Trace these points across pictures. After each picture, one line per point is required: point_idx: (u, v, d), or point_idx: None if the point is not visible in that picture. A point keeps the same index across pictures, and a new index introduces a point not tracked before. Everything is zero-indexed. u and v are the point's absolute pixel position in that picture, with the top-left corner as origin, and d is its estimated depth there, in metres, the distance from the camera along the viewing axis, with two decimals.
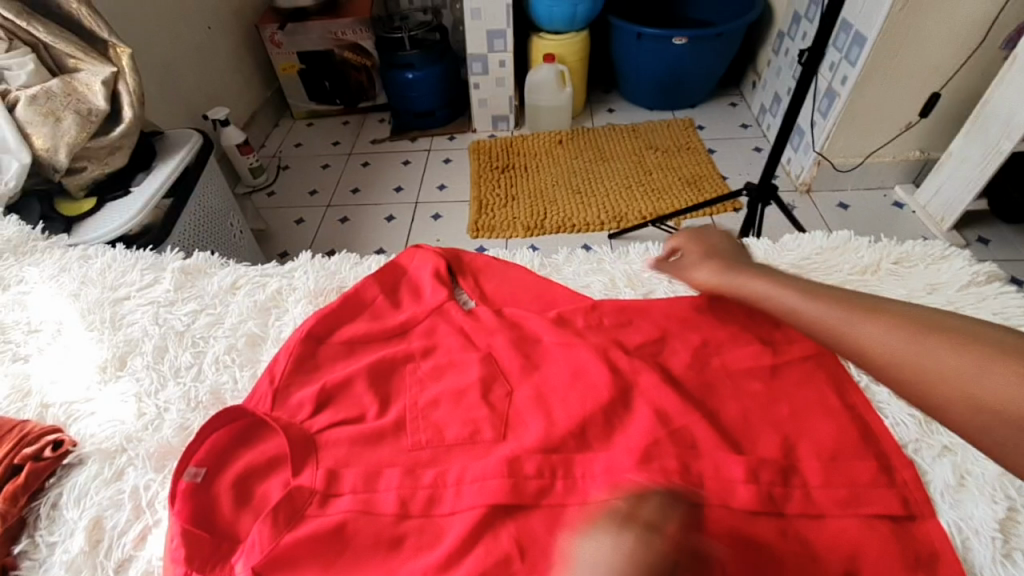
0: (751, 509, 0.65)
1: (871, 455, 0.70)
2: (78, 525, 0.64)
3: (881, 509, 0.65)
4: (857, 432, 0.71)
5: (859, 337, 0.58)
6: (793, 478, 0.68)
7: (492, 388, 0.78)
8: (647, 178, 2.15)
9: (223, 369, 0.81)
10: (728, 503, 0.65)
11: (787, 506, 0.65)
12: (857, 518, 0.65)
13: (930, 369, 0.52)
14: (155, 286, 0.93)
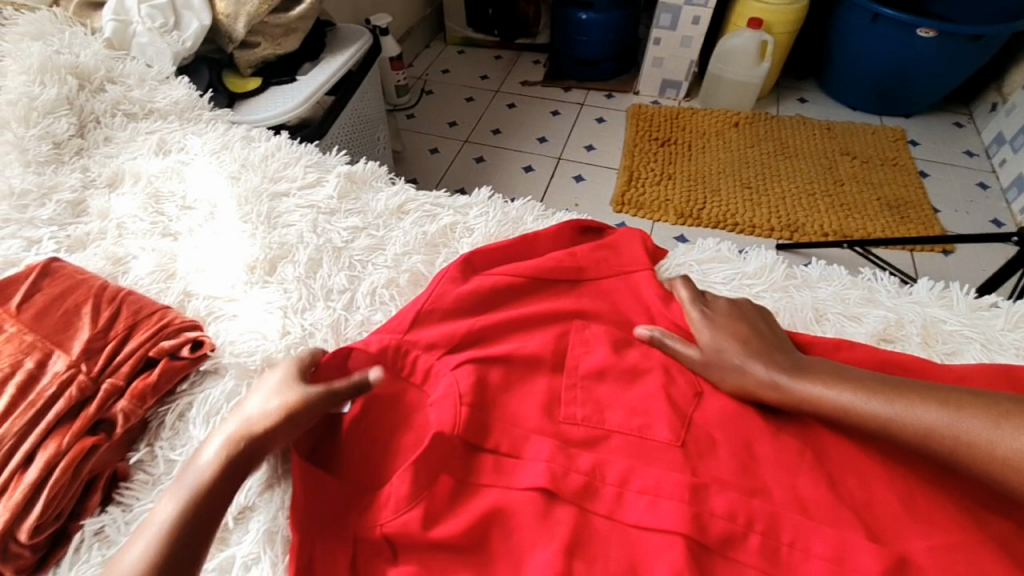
0: None
1: None
2: (201, 451, 0.54)
3: None
4: None
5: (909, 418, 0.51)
6: None
7: (695, 415, 0.59)
8: (836, 190, 1.77)
9: (378, 305, 0.67)
10: None
11: None
12: None
13: (975, 445, 0.48)
14: (317, 188, 0.81)
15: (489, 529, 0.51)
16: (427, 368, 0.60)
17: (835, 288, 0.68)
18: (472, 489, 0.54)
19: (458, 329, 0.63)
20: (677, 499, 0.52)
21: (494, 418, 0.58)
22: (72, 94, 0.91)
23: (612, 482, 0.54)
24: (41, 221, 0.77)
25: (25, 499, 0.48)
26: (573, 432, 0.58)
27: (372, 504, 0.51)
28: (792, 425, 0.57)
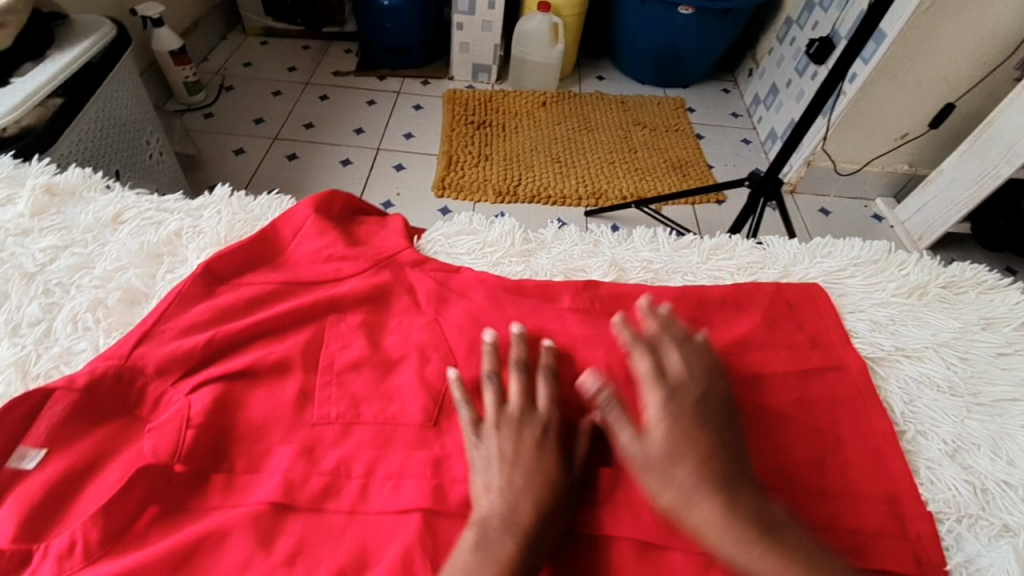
0: None
1: (880, 505, 0.50)
2: None
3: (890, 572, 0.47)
4: (874, 470, 0.52)
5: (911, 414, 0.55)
6: None
7: (432, 378, 0.59)
8: (631, 156, 1.96)
9: (82, 334, 0.59)
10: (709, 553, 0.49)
11: None
12: None
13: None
14: (7, 206, 0.69)
15: (214, 554, 0.46)
16: (159, 396, 0.54)
17: (562, 249, 0.71)
18: (183, 507, 0.48)
19: (193, 344, 0.56)
20: (419, 475, 0.52)
21: (228, 433, 0.52)
22: None
23: (357, 474, 0.52)
24: None
25: None
26: (318, 428, 0.55)
27: (57, 557, 0.44)
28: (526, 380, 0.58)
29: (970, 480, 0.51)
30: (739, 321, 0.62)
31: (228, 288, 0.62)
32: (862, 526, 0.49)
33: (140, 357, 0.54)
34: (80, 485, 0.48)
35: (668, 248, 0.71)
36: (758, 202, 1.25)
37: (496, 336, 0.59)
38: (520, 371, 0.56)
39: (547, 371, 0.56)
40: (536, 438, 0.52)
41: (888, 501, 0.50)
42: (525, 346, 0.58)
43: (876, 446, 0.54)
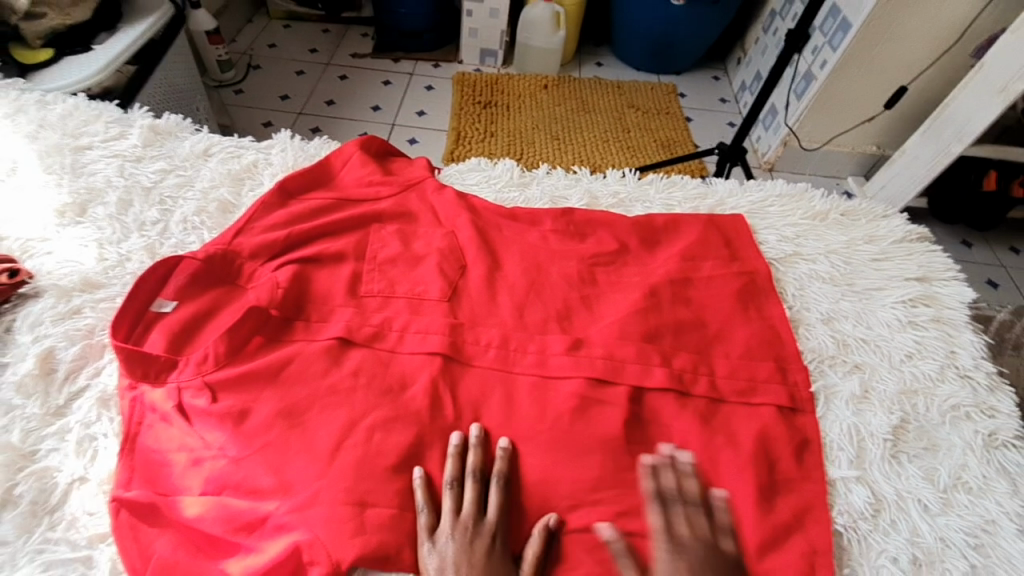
0: (661, 388, 0.68)
1: (771, 357, 0.70)
2: (30, 351, 0.63)
3: (772, 399, 0.67)
4: (770, 338, 0.72)
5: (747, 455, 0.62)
6: (703, 367, 0.70)
7: (447, 269, 0.78)
8: (626, 135, 2.15)
9: (191, 230, 0.80)
10: (643, 383, 0.68)
11: (694, 388, 0.68)
12: (749, 405, 0.67)
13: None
14: (122, 140, 0.89)
15: (302, 368, 0.66)
16: (251, 271, 0.75)
17: (549, 187, 0.90)
18: (275, 340, 0.69)
19: (275, 237, 0.77)
20: (440, 332, 0.71)
21: (306, 296, 0.74)
22: None
23: (396, 328, 0.72)
24: None
25: None
26: (367, 298, 0.75)
27: (196, 364, 0.64)
28: (517, 272, 0.78)
29: (835, 336, 0.73)
30: (684, 237, 0.82)
31: (296, 202, 0.82)
32: (756, 373, 0.69)
33: (238, 244, 0.76)
34: (204, 322, 0.70)
35: (632, 185, 0.91)
36: (725, 167, 1.44)
37: (462, 438, 0.64)
38: (475, 479, 0.60)
39: (498, 479, 0.61)
40: (472, 541, 0.56)
41: (778, 358, 0.71)
42: (482, 454, 0.62)
43: (774, 324, 0.74)
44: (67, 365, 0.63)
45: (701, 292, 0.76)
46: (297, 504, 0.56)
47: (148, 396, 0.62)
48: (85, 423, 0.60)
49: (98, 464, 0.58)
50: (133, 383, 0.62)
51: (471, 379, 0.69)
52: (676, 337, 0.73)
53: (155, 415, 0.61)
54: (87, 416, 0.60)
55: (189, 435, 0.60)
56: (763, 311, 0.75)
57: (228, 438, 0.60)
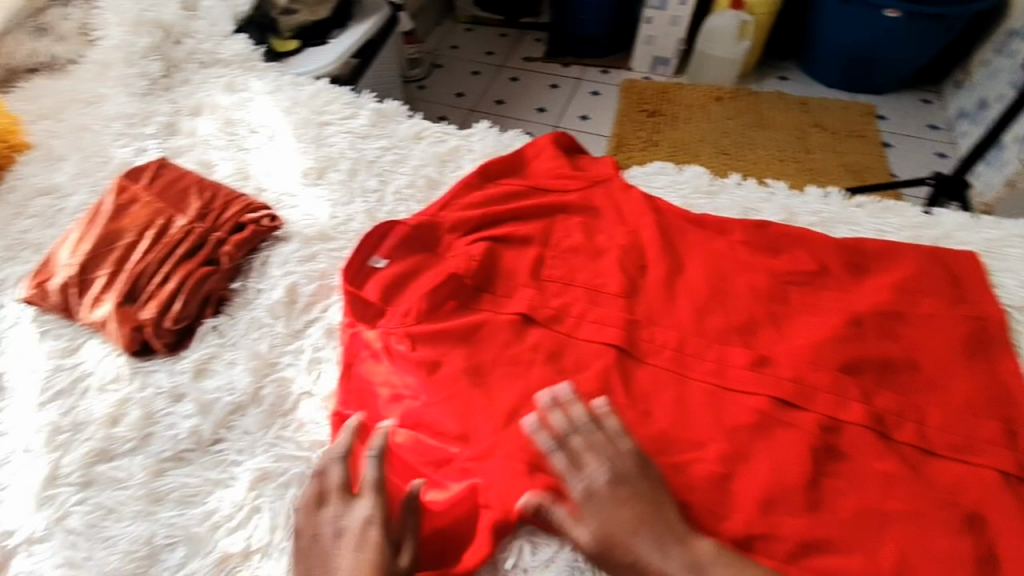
0: (855, 423, 0.63)
1: (996, 416, 0.63)
2: (280, 283, 0.77)
3: (992, 462, 0.60)
4: (994, 392, 0.65)
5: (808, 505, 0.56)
6: (907, 412, 0.64)
7: (627, 265, 0.79)
8: (805, 157, 1.99)
9: (402, 201, 0.91)
10: (835, 415, 0.64)
11: (896, 432, 0.63)
12: (965, 464, 0.60)
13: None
14: (353, 119, 1.04)
15: (487, 335, 0.72)
16: (450, 243, 0.83)
17: (740, 199, 0.86)
18: (467, 306, 0.75)
19: (474, 215, 0.84)
20: (616, 325, 0.72)
21: (494, 271, 0.80)
22: (160, 44, 1.10)
23: (574, 314, 0.74)
24: (147, 136, 0.97)
25: (167, 300, 0.71)
26: (548, 281, 0.79)
27: (401, 315, 0.73)
28: (700, 278, 0.76)
29: None
30: (896, 268, 0.75)
31: (492, 186, 0.89)
32: (975, 431, 0.62)
33: (442, 217, 0.84)
34: (408, 280, 0.78)
35: (838, 206, 0.84)
36: (937, 201, 1.27)
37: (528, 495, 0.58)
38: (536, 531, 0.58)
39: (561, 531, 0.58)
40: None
41: (1004, 418, 0.63)
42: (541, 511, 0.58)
43: (1002, 378, 0.66)
44: (306, 297, 0.76)
45: (913, 329, 0.69)
46: (478, 452, 0.62)
47: (362, 334, 0.71)
48: (316, 349, 0.71)
49: (321, 382, 0.69)
50: (352, 321, 0.73)
51: (644, 376, 0.69)
52: (878, 374, 0.67)
53: (367, 351, 0.70)
54: (317, 341, 0.72)
55: (392, 375, 0.68)
56: (989, 363, 0.67)
57: (422, 383, 0.67)
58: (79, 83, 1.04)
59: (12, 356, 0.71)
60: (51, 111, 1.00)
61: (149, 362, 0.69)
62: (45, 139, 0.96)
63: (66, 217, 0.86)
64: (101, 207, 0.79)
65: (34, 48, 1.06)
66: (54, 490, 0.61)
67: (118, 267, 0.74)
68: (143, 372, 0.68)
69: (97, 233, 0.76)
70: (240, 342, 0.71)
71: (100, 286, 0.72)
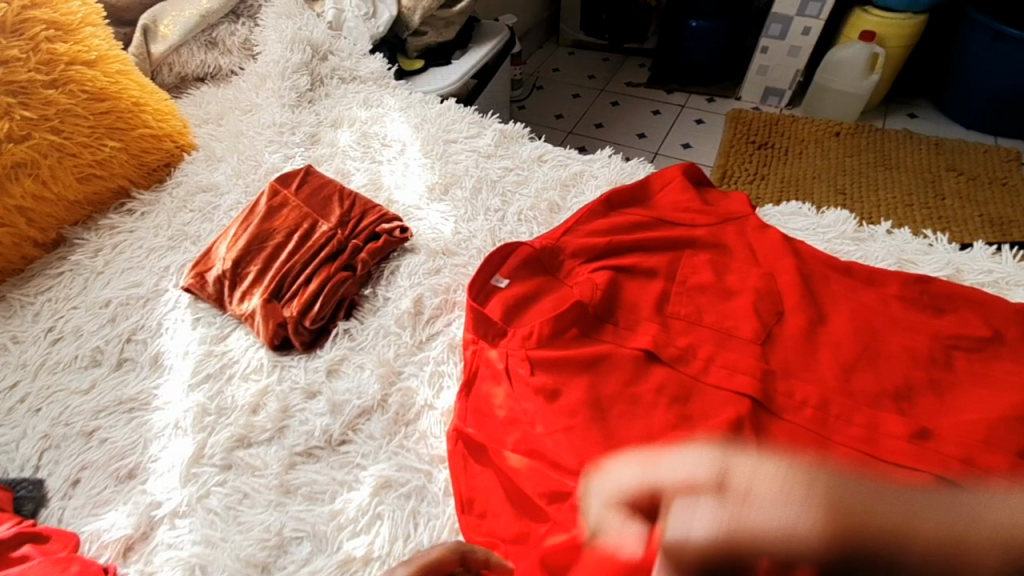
0: None
1: None
2: (407, 294, 0.79)
3: None
4: None
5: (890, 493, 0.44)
6: None
7: (761, 308, 0.74)
8: (936, 204, 1.81)
9: (524, 222, 0.92)
10: None
11: None
12: None
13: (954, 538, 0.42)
14: (478, 138, 1.07)
15: (608, 368, 0.70)
16: (571, 268, 0.82)
17: (895, 244, 0.81)
18: (587, 335, 0.74)
19: (598, 242, 0.83)
20: (749, 374, 0.68)
21: (617, 302, 0.77)
22: (309, 61, 1.18)
23: (702, 356, 0.71)
24: (293, 144, 1.04)
25: (308, 300, 0.75)
26: (674, 319, 0.75)
27: (522, 338, 0.73)
28: (847, 332, 0.70)
29: None
30: None
31: (615, 214, 0.87)
32: None
33: (565, 241, 0.84)
34: (527, 303, 0.78)
35: (1014, 268, 0.76)
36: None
37: None
38: None
39: None
40: None
41: None
42: None
43: None
44: (430, 310, 0.77)
45: None
46: (610, 491, 0.57)
47: (484, 354, 0.72)
48: (438, 364, 0.72)
49: (443, 396, 0.70)
50: (474, 338, 0.73)
51: (780, 433, 0.64)
52: None
53: (488, 371, 0.71)
54: (440, 355, 0.73)
55: (512, 399, 0.68)
56: None
57: (541, 410, 0.66)
58: (239, 93, 1.15)
59: (170, 337, 0.78)
60: (215, 117, 1.11)
61: (287, 357, 0.74)
62: (208, 142, 1.06)
63: (222, 214, 0.94)
64: (257, 206, 0.85)
65: (203, 60, 1.18)
66: (199, 469, 0.65)
67: (268, 265, 0.80)
68: (281, 367, 0.73)
69: (251, 231, 0.82)
70: (370, 348, 0.74)
71: (249, 282, 0.79)
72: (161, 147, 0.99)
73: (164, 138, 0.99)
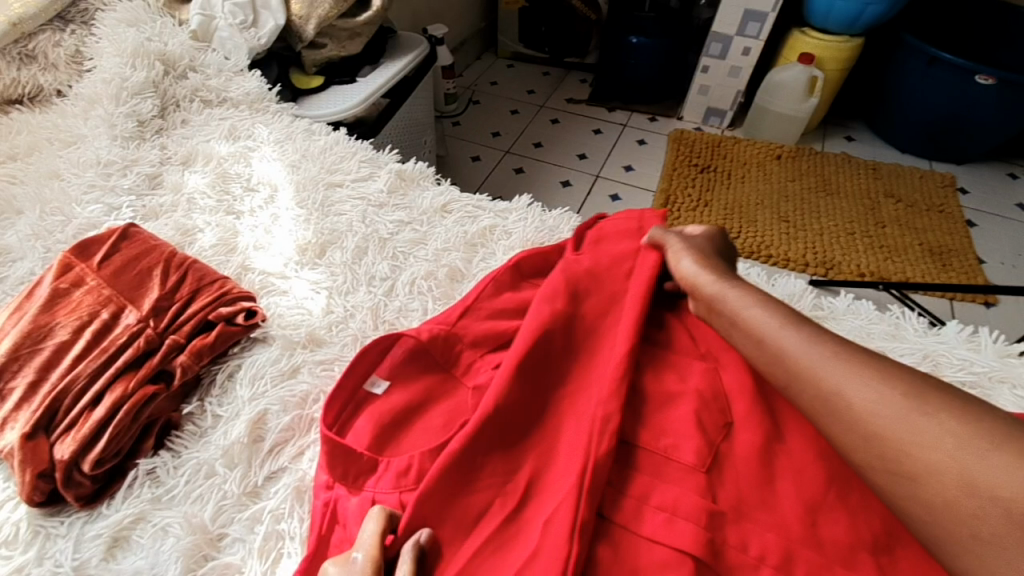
0: None
1: None
2: (244, 412, 0.58)
3: None
4: None
5: (782, 347, 0.50)
6: None
7: (707, 419, 0.58)
8: (876, 232, 1.69)
9: (416, 294, 0.73)
10: None
11: None
12: None
13: (885, 438, 0.41)
14: (369, 181, 0.87)
15: (510, 507, 0.51)
16: (470, 362, 0.63)
17: (860, 322, 0.71)
18: None
19: (505, 329, 0.65)
20: (692, 521, 0.51)
21: (528, 413, 0.57)
22: (158, 78, 0.95)
23: (632, 494, 0.53)
24: (122, 190, 0.82)
25: (90, 434, 0.53)
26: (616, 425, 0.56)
27: (397, 473, 0.53)
28: (810, 457, 0.55)
29: None
30: None
31: (527, 288, 0.70)
32: None
33: (462, 327, 0.64)
34: (406, 421, 0.58)
35: (991, 355, 0.66)
36: None
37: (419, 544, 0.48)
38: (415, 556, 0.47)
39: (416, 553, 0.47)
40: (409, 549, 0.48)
41: None
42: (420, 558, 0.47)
43: None
44: (274, 436, 0.57)
45: None
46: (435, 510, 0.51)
47: (333, 506, 0.52)
48: (275, 524, 0.52)
49: (279, 572, 0.50)
50: (330, 482, 0.53)
51: None
52: None
53: (343, 533, 0.51)
54: (280, 506, 0.53)
55: None
56: None
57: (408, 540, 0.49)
58: (62, 120, 0.90)
59: None
60: (25, 152, 0.87)
61: (56, 518, 0.53)
62: (8, 185, 0.81)
63: (7, 289, 0.70)
64: (38, 288, 0.63)
65: (16, 78, 0.93)
66: None
67: (40, 377, 0.57)
68: (44, 535, 0.52)
69: (22, 326, 0.60)
70: (181, 500, 0.53)
71: (12, 403, 0.56)
72: None
73: None
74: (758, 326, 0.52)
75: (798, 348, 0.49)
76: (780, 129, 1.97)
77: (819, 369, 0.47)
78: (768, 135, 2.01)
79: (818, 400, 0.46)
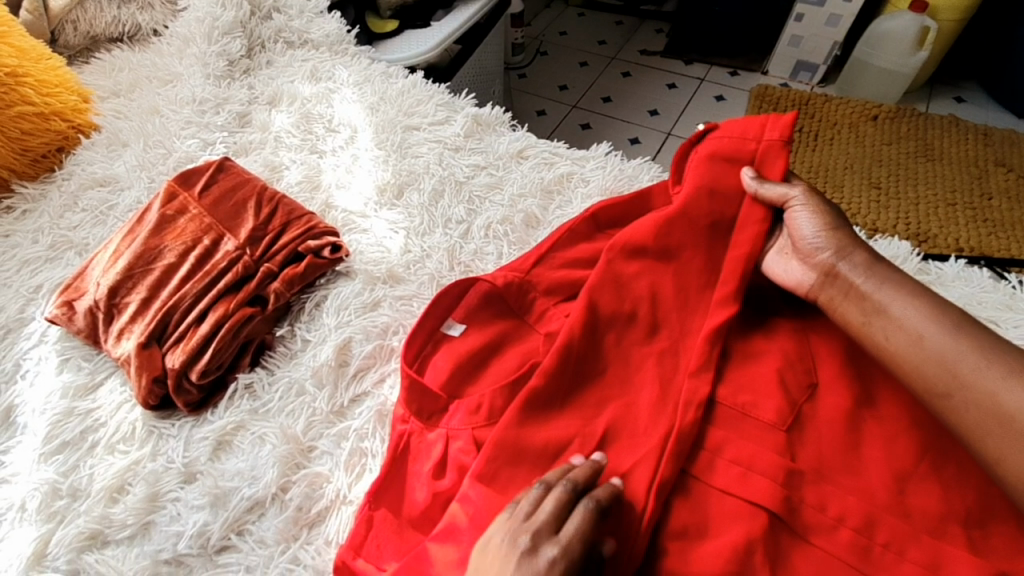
0: None
1: None
2: (331, 339, 0.62)
3: None
4: None
5: (922, 338, 0.51)
6: None
7: (790, 378, 0.55)
8: (981, 203, 1.53)
9: (491, 239, 0.73)
10: None
11: None
12: None
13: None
14: (446, 125, 0.87)
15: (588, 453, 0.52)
16: (543, 309, 0.63)
17: (969, 290, 0.65)
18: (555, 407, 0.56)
19: (581, 276, 0.64)
20: (768, 477, 0.50)
21: (601, 361, 0.57)
22: (245, 19, 0.97)
23: (705, 446, 0.53)
24: (215, 127, 0.86)
25: (197, 347, 0.58)
26: (695, 375, 0.54)
27: (471, 409, 0.55)
28: (901, 423, 0.52)
29: None
30: None
31: (603, 238, 0.69)
32: None
33: (536, 274, 0.64)
34: (482, 358, 0.60)
35: None
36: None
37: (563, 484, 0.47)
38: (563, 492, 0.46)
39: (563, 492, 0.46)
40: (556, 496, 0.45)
41: None
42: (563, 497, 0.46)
43: None
44: (358, 361, 0.60)
45: None
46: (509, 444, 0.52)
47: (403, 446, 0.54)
48: (359, 444, 0.56)
49: (361, 485, 0.54)
50: (406, 415, 0.55)
51: (806, 567, 0.47)
52: None
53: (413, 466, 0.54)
54: (364, 426, 0.57)
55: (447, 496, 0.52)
56: None
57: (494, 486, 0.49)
58: (160, 58, 0.95)
59: (28, 385, 0.61)
60: (127, 88, 0.92)
61: (168, 420, 0.59)
62: (114, 120, 0.87)
63: (118, 216, 0.76)
64: (147, 214, 0.68)
65: (117, 16, 0.98)
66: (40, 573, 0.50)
67: (151, 296, 0.62)
68: (157, 434, 0.58)
69: (135, 248, 0.65)
70: (275, 413, 0.58)
71: (129, 316, 0.61)
72: (48, 128, 0.81)
73: (52, 116, 0.81)
74: (888, 315, 0.53)
75: (950, 347, 0.49)
76: (880, 87, 1.79)
77: (964, 367, 0.48)
78: (864, 93, 1.83)
79: (963, 396, 0.47)
